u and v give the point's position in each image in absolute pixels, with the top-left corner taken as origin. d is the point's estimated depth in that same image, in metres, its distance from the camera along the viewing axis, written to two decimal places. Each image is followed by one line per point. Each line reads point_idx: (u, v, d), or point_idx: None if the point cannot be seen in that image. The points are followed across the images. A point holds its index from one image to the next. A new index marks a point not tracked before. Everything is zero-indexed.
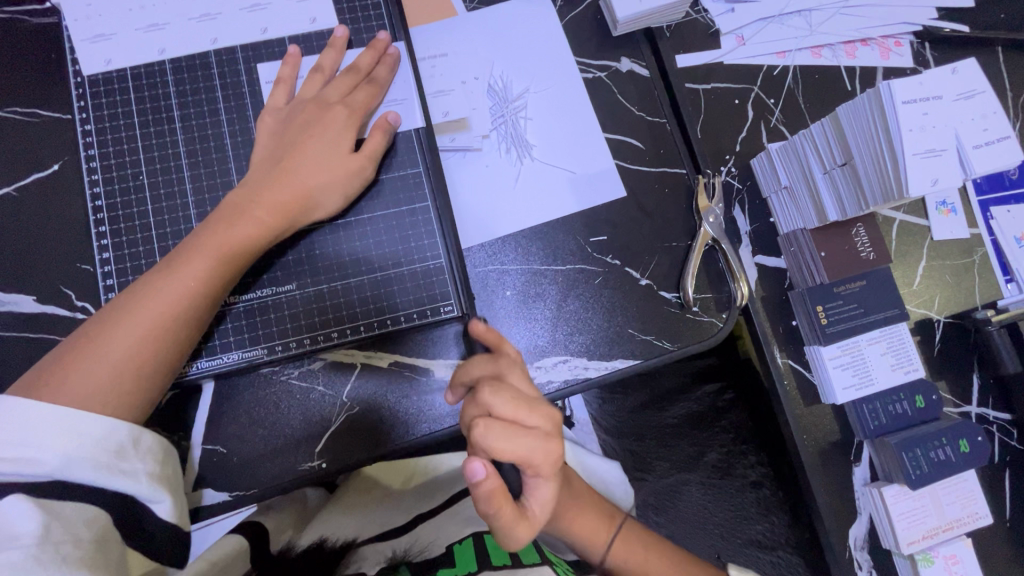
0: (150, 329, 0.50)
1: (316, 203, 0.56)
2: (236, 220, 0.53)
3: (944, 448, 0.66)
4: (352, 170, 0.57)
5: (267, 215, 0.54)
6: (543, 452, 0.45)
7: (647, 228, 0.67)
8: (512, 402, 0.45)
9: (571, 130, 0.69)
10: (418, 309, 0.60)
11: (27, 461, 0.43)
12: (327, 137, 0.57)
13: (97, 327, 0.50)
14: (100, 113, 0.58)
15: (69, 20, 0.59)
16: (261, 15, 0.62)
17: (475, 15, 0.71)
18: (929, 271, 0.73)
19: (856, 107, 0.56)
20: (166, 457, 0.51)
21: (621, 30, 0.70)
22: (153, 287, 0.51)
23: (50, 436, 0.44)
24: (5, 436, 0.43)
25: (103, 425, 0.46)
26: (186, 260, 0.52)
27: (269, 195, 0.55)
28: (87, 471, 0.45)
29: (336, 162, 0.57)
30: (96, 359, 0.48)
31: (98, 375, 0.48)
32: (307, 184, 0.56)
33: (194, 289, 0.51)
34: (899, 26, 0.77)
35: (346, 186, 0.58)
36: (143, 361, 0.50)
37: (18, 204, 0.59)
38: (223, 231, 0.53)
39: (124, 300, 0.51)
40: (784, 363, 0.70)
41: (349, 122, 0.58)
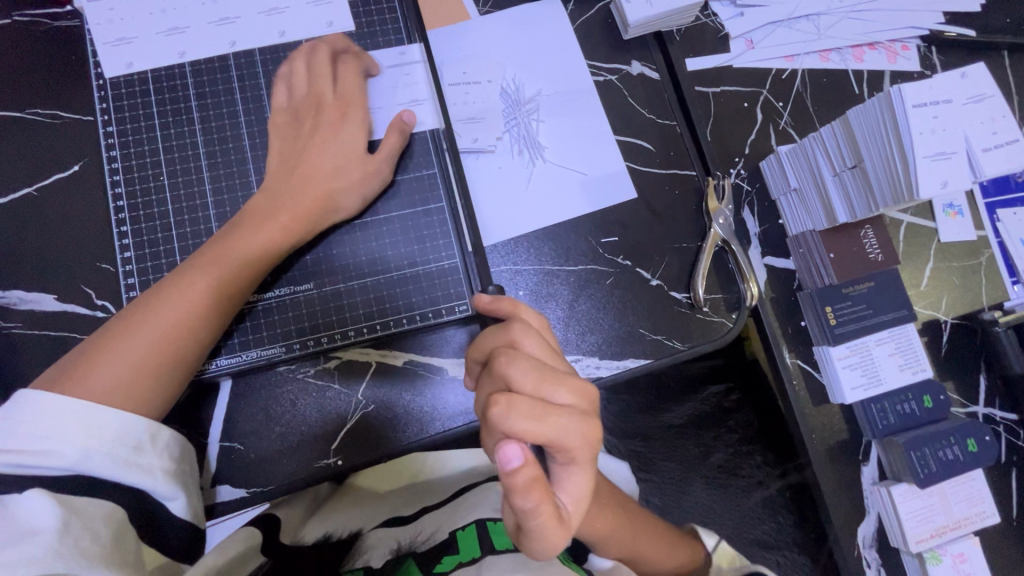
0: (174, 324, 0.51)
1: (336, 206, 0.57)
2: (260, 221, 0.55)
3: (952, 448, 0.67)
4: (370, 173, 0.58)
5: (288, 217, 0.55)
6: (575, 433, 0.44)
7: (658, 229, 0.68)
8: (534, 375, 0.45)
9: (583, 132, 0.70)
10: (433, 308, 0.61)
11: (51, 454, 0.44)
12: (346, 140, 0.58)
13: (120, 323, 0.51)
14: (121, 115, 0.59)
15: (91, 24, 0.60)
16: (280, 19, 0.63)
17: (488, 19, 0.72)
18: (936, 273, 0.73)
19: (867, 109, 0.56)
20: (182, 454, 0.52)
21: (632, 34, 0.71)
22: (175, 286, 0.52)
23: (72, 430, 0.45)
24: (32, 429, 0.45)
25: (122, 421, 0.47)
26: (208, 260, 0.53)
27: (291, 198, 0.56)
28: (106, 467, 0.46)
29: (354, 164, 0.58)
30: (121, 354, 0.49)
31: (120, 371, 0.49)
32: (326, 187, 0.57)
33: (216, 288, 0.52)
34: (906, 31, 0.78)
35: (364, 188, 0.59)
36: (165, 359, 0.50)
37: (39, 204, 0.60)
38: (245, 232, 0.54)
39: (150, 296, 0.52)
40: (793, 363, 0.71)
41: (367, 124, 0.59)
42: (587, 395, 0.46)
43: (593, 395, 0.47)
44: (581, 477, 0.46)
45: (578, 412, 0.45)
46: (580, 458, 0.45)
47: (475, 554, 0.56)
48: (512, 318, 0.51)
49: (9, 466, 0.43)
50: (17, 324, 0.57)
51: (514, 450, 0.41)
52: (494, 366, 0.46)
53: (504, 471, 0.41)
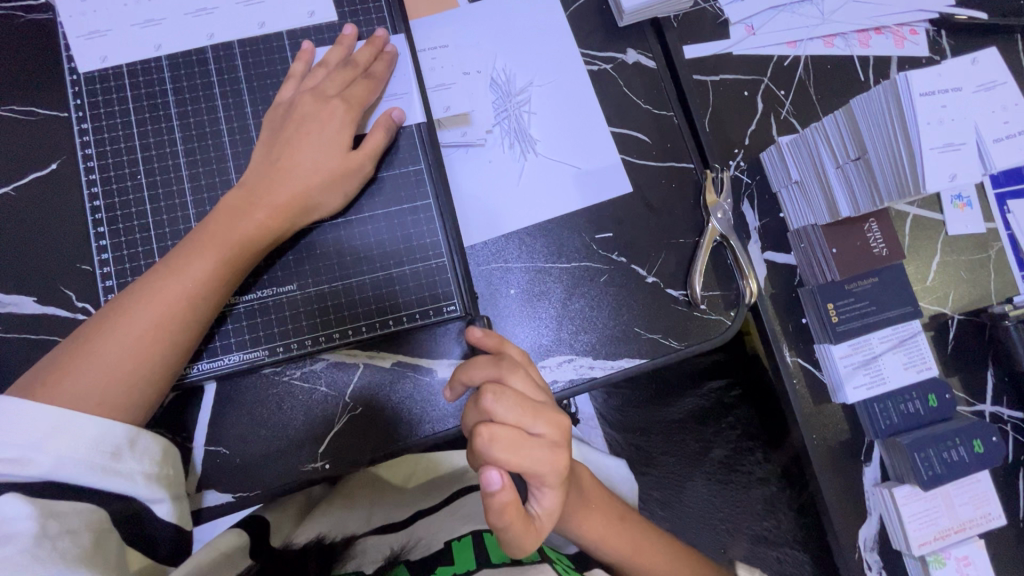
0: (150, 329, 0.49)
1: (315, 204, 0.56)
2: (235, 219, 0.53)
3: (957, 448, 0.65)
4: (352, 168, 0.56)
5: (267, 216, 0.54)
6: (547, 463, 0.44)
7: (654, 224, 0.66)
8: (516, 409, 0.44)
9: (575, 124, 0.68)
10: (421, 309, 0.59)
11: (23, 462, 0.43)
12: (326, 135, 0.56)
13: (94, 328, 0.49)
14: (97, 112, 0.57)
15: (64, 17, 0.58)
16: (259, 9, 0.60)
17: (477, 7, 0.69)
18: (943, 267, 0.71)
19: (872, 97, 0.54)
20: (166, 455, 0.50)
21: (627, 20, 0.69)
22: (149, 289, 0.50)
23: (45, 437, 0.44)
24: (3, 435, 0.43)
25: (99, 427, 0.46)
26: (184, 261, 0.51)
27: (268, 196, 0.54)
28: (82, 474, 0.44)
29: (336, 158, 0.56)
30: (96, 361, 0.48)
31: (94, 377, 0.47)
32: (306, 185, 0.55)
33: (193, 290, 0.51)
34: (915, 14, 0.75)
35: (345, 183, 0.57)
36: (141, 363, 0.49)
37: (15, 203, 0.58)
38: (222, 232, 0.52)
39: (124, 301, 0.50)
40: (793, 362, 0.69)
41: (348, 118, 0.57)
42: (563, 427, 0.45)
43: (569, 425, 0.46)
44: (552, 499, 0.46)
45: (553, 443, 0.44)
46: (553, 484, 0.45)
47: (471, 567, 0.53)
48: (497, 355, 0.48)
49: None
50: None
51: (494, 474, 0.42)
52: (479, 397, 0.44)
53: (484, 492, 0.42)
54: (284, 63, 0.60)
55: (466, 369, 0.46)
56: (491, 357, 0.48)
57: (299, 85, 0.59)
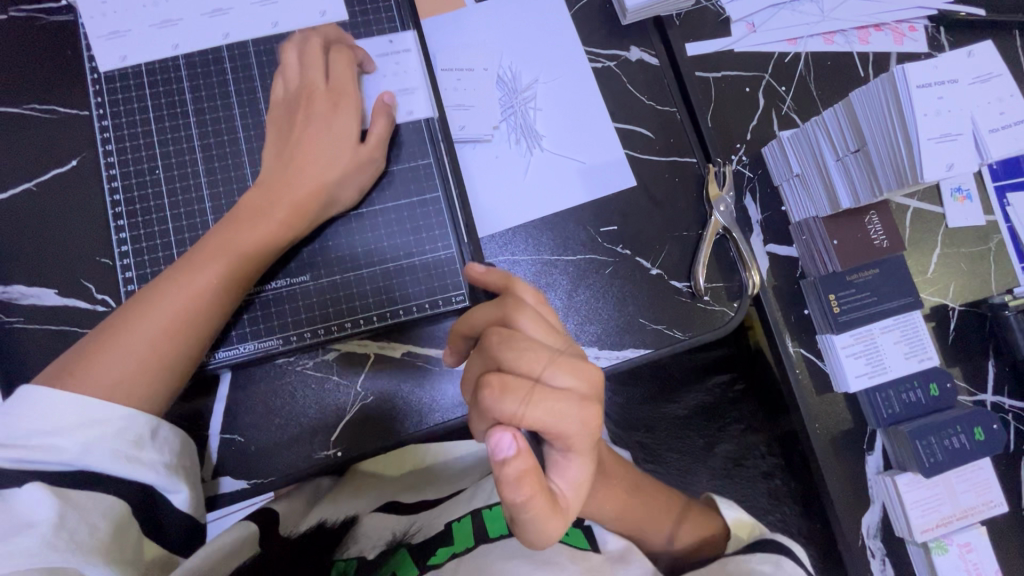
0: (173, 322, 0.51)
1: (330, 202, 0.57)
2: (254, 216, 0.54)
3: (958, 436, 0.66)
4: (365, 164, 0.58)
5: (284, 212, 0.55)
6: (574, 421, 0.43)
7: (658, 218, 0.67)
8: (527, 354, 0.44)
9: (580, 120, 0.69)
10: (430, 299, 0.60)
11: (50, 449, 0.44)
12: (340, 132, 0.58)
13: (119, 320, 0.51)
14: (116, 109, 0.59)
15: (85, 18, 0.60)
16: (273, 9, 0.62)
17: (483, 6, 0.71)
18: (944, 259, 0.72)
19: (869, 90, 0.55)
20: (184, 450, 0.52)
21: (630, 19, 0.70)
22: (172, 283, 0.52)
23: (71, 426, 0.46)
24: (32, 425, 0.45)
25: (123, 416, 0.47)
26: (204, 257, 0.53)
27: (285, 194, 0.56)
28: (106, 462, 0.46)
29: (347, 153, 0.58)
30: (120, 354, 0.49)
31: (119, 367, 0.49)
32: (321, 182, 0.56)
33: (214, 285, 0.52)
34: (914, 11, 0.76)
35: (358, 178, 0.58)
36: (164, 355, 0.51)
37: (38, 199, 0.60)
38: (241, 229, 0.54)
39: (147, 296, 0.51)
40: (796, 353, 0.70)
41: (362, 117, 0.58)
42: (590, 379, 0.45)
43: (595, 378, 0.45)
44: (578, 467, 0.45)
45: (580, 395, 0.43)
46: (579, 447, 0.44)
47: (468, 544, 0.56)
48: (506, 291, 0.49)
49: (10, 461, 0.44)
50: (20, 318, 0.58)
51: (508, 438, 0.40)
52: (487, 342, 0.45)
53: (497, 458, 0.40)
54: None
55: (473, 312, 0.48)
56: (498, 300, 0.48)
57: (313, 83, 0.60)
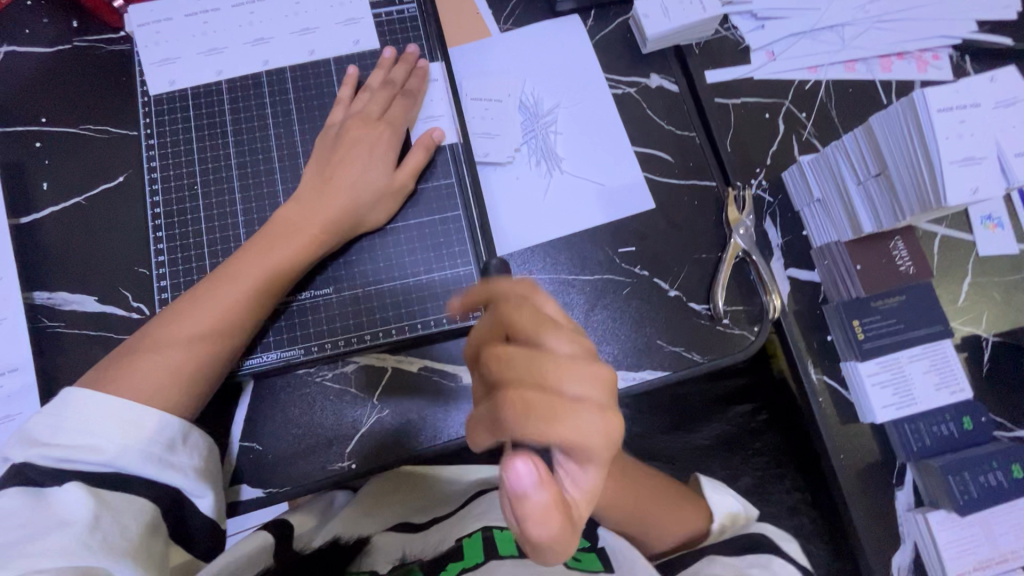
0: (205, 335, 0.53)
1: (362, 219, 0.60)
2: (289, 234, 0.57)
3: (994, 473, 0.64)
4: (396, 187, 0.61)
5: (315, 231, 0.58)
6: (595, 428, 0.36)
7: (676, 240, 0.68)
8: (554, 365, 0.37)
9: (600, 143, 0.71)
10: (448, 314, 0.61)
11: (90, 449, 0.46)
12: (370, 157, 0.61)
13: (160, 328, 0.53)
14: (163, 129, 0.63)
15: (140, 47, 0.65)
16: (310, 38, 0.66)
17: (508, 35, 0.74)
18: (975, 287, 0.70)
19: (890, 114, 0.55)
20: (210, 456, 0.53)
21: (651, 47, 0.72)
22: (210, 295, 0.54)
23: (112, 427, 0.47)
24: (75, 425, 0.46)
25: (161, 418, 0.49)
26: (242, 270, 0.55)
27: (319, 211, 0.58)
28: (142, 463, 0.47)
29: (381, 175, 0.61)
30: (152, 363, 0.51)
31: (158, 373, 0.51)
32: (355, 202, 0.59)
33: (251, 296, 0.55)
34: (937, 40, 0.76)
35: (388, 200, 0.61)
36: (200, 363, 0.53)
37: (85, 212, 0.64)
38: (277, 245, 0.57)
39: (183, 308, 0.54)
40: (819, 380, 0.68)
41: (393, 141, 0.62)
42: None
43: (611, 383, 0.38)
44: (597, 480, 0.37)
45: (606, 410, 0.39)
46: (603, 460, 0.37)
47: (478, 560, 0.54)
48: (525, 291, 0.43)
49: (54, 459, 0.45)
50: (62, 323, 0.61)
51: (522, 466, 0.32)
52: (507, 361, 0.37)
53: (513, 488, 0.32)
54: (331, 86, 0.66)
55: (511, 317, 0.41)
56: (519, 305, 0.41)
57: (348, 106, 0.64)
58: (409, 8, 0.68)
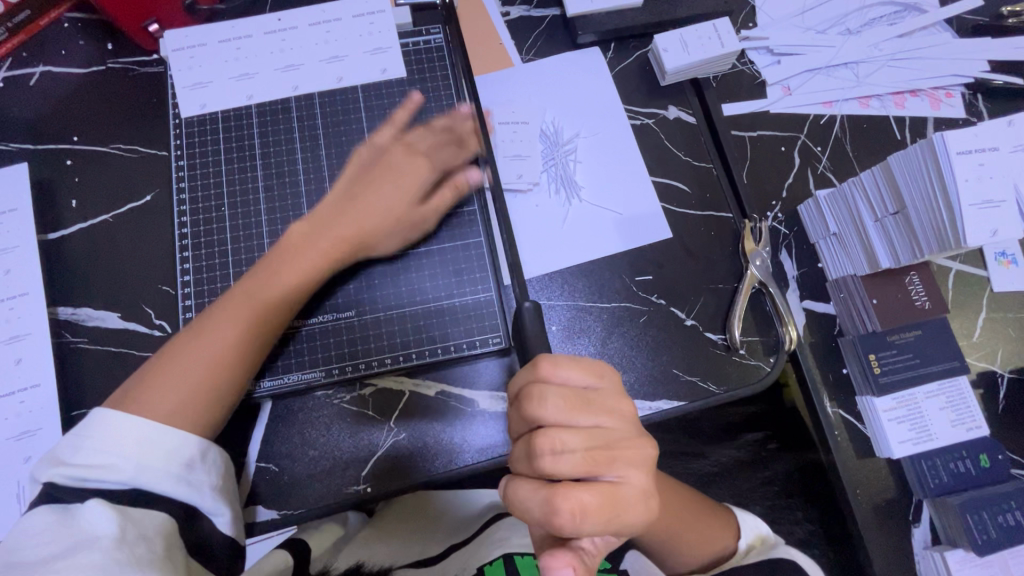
0: (220, 352, 0.53)
1: (374, 245, 0.61)
2: (303, 250, 0.58)
3: (1012, 513, 0.63)
4: (417, 221, 0.63)
5: (327, 249, 0.59)
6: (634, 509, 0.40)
7: (693, 269, 0.68)
8: (588, 459, 0.40)
9: (618, 172, 0.72)
10: (467, 339, 0.62)
11: (111, 468, 0.46)
12: (370, 176, 0.63)
13: (177, 347, 0.53)
14: (192, 150, 0.65)
15: (173, 70, 0.67)
16: (339, 66, 0.68)
17: (529, 66, 0.75)
18: (990, 323, 0.70)
19: (909, 155, 0.56)
20: (228, 473, 0.52)
21: (669, 80, 0.74)
22: (226, 312, 0.55)
23: (131, 446, 0.47)
24: (98, 444, 0.47)
25: (178, 436, 0.49)
26: (258, 288, 0.56)
27: (333, 230, 0.60)
28: (160, 482, 0.47)
29: (405, 207, 0.62)
30: (173, 387, 0.51)
31: (176, 392, 0.51)
32: (372, 229, 0.61)
33: (265, 312, 0.55)
34: (949, 79, 0.78)
35: (406, 232, 0.63)
36: (215, 381, 0.53)
37: (112, 229, 0.65)
38: (290, 262, 0.58)
39: (199, 334, 0.54)
40: (834, 413, 0.68)
41: (421, 172, 0.64)
42: (625, 415, 0.43)
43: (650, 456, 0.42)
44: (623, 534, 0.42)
45: (604, 435, 0.41)
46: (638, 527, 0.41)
47: None
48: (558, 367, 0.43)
49: (79, 480, 0.46)
50: (84, 339, 0.62)
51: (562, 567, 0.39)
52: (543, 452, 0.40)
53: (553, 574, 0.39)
54: (357, 112, 0.67)
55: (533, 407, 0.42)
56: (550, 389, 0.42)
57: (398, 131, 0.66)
58: (435, 38, 0.70)
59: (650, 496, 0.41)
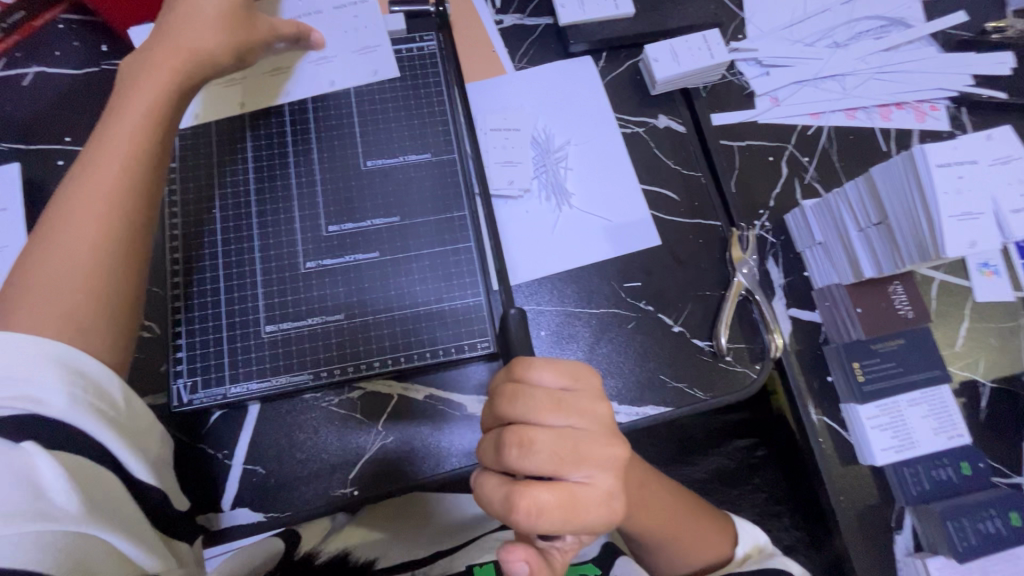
0: (87, 237, 0.50)
1: (205, 57, 0.59)
2: (110, 122, 0.55)
3: (992, 520, 0.64)
4: (234, 31, 0.60)
5: (164, 56, 0.58)
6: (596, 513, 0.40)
7: (681, 277, 0.69)
8: (555, 458, 0.41)
9: (607, 179, 0.73)
10: (456, 343, 0.62)
11: (33, 401, 0.42)
12: (151, 58, 0.58)
13: (35, 257, 0.50)
14: (184, 153, 0.65)
15: None
16: (329, 68, 0.69)
17: (521, 73, 0.76)
18: (973, 333, 0.71)
19: (891, 166, 0.57)
20: (151, 428, 0.50)
21: (659, 89, 0.75)
22: (74, 198, 0.51)
23: (45, 371, 0.44)
24: (2, 371, 0.42)
25: (91, 364, 0.46)
26: (92, 164, 0.53)
27: (144, 85, 0.57)
28: (92, 422, 0.44)
29: (206, 36, 0.59)
30: (44, 275, 0.49)
31: (49, 291, 0.48)
32: (189, 44, 0.59)
33: (116, 182, 0.52)
34: (934, 92, 0.79)
35: (232, 40, 0.60)
36: (92, 265, 0.50)
37: None
38: (107, 135, 0.54)
39: (52, 222, 0.51)
40: (819, 421, 0.69)
41: (209, 27, 0.59)
42: (601, 418, 0.43)
43: (620, 462, 0.42)
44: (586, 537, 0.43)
45: (574, 435, 0.41)
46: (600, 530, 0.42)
47: None
48: (532, 370, 0.44)
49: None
50: None
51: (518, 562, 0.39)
52: (511, 449, 0.41)
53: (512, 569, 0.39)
54: (349, 117, 0.68)
55: (507, 405, 0.43)
56: (522, 390, 0.43)
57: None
58: (428, 45, 0.71)
59: (615, 500, 0.41)
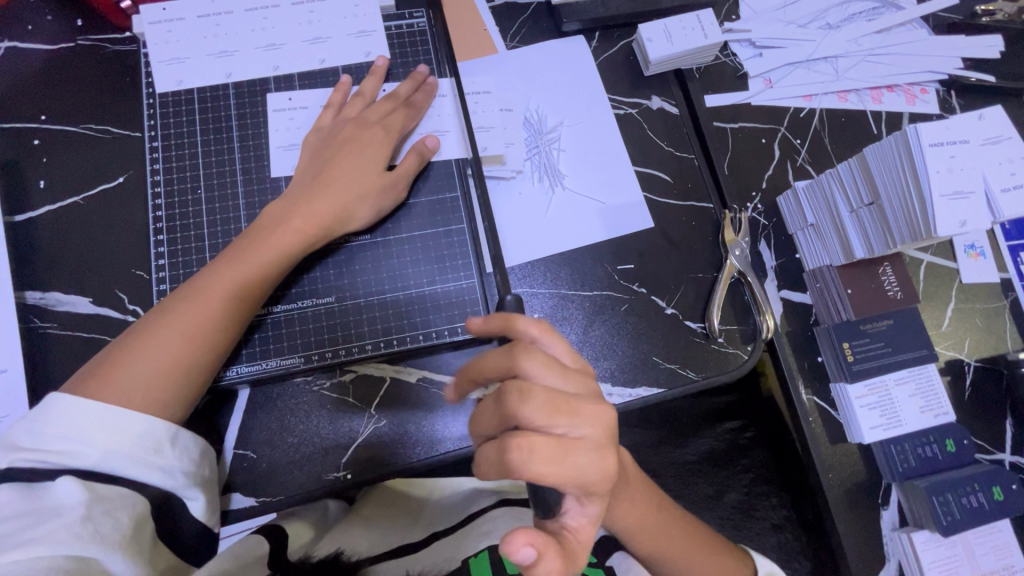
0: (183, 337, 0.51)
1: (352, 215, 0.59)
2: (275, 231, 0.56)
3: (976, 495, 0.66)
4: (383, 187, 0.61)
5: (331, 191, 0.58)
6: (593, 470, 0.41)
7: (674, 259, 0.69)
8: (547, 410, 0.40)
9: (601, 162, 0.72)
10: (450, 326, 0.62)
11: (74, 454, 0.45)
12: (320, 187, 0.59)
13: (132, 341, 0.51)
14: (167, 132, 0.63)
15: (149, 46, 0.65)
16: (322, 47, 0.67)
17: (514, 53, 0.75)
18: (958, 313, 0.72)
19: (884, 147, 0.57)
20: (203, 456, 0.51)
21: (653, 70, 0.74)
22: (185, 298, 0.53)
23: (95, 433, 0.46)
24: (59, 431, 0.45)
25: (144, 423, 0.47)
26: (241, 271, 0.54)
27: (308, 207, 0.57)
28: (129, 466, 0.46)
29: (373, 178, 0.60)
30: (135, 364, 0.49)
31: (142, 376, 0.49)
32: (344, 198, 0.58)
33: (228, 293, 0.54)
34: (924, 75, 0.79)
35: (377, 199, 0.60)
36: (179, 362, 0.51)
37: (84, 211, 0.63)
38: (263, 245, 0.56)
39: (153, 317, 0.52)
40: (809, 400, 0.69)
41: (385, 141, 0.62)
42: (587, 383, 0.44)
43: (611, 421, 0.42)
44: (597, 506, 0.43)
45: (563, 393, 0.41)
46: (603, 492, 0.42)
47: None
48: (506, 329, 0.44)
49: (37, 462, 0.44)
50: (52, 324, 0.60)
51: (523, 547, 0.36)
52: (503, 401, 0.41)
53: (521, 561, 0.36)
54: None
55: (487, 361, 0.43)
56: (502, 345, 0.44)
57: (339, 112, 0.64)
58: (419, 23, 0.69)
59: (607, 453, 0.42)
